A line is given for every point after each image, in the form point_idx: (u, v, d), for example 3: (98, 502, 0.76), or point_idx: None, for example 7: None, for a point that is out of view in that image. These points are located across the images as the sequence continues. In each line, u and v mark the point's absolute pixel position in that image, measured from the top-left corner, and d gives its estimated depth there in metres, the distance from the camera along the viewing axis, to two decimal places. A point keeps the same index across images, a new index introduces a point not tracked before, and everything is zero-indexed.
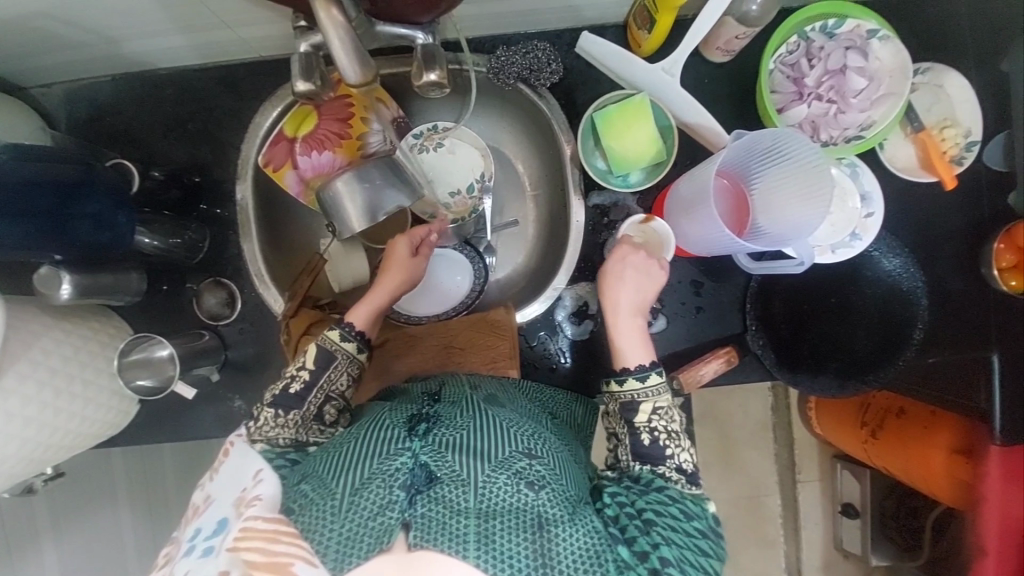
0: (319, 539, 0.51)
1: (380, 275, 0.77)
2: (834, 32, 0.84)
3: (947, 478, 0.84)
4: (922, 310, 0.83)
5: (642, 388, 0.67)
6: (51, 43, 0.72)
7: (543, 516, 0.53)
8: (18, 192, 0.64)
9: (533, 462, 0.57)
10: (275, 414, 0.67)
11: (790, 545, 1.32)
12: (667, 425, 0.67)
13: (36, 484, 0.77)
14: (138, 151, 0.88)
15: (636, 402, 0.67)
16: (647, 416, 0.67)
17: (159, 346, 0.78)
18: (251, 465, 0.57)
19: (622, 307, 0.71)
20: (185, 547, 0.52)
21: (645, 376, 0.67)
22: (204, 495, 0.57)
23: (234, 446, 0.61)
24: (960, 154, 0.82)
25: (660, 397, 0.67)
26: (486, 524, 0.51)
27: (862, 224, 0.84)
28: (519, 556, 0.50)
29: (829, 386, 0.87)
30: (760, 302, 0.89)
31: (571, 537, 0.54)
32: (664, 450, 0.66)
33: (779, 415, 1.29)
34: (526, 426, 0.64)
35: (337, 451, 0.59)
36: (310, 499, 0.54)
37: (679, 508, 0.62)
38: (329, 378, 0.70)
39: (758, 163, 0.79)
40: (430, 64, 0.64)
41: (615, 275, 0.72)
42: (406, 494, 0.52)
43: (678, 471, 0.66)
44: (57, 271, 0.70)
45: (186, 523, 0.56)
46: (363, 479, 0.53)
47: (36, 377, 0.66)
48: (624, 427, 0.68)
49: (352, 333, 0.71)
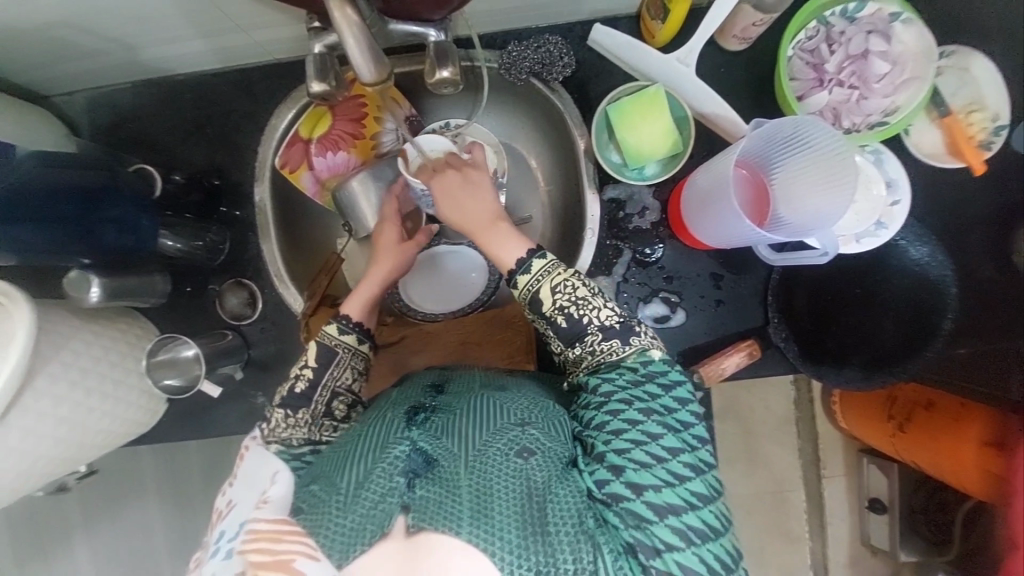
0: (325, 533, 0.51)
1: (372, 266, 0.78)
2: (854, 16, 0.81)
3: (977, 470, 0.83)
4: (951, 298, 0.80)
5: (531, 278, 0.69)
6: (73, 51, 0.73)
7: (530, 484, 0.55)
8: (47, 199, 0.65)
9: (526, 430, 0.59)
10: (285, 415, 0.68)
11: (817, 541, 1.29)
12: (572, 295, 0.68)
13: (68, 481, 0.80)
14: (158, 155, 0.90)
15: (535, 294, 0.69)
16: (550, 297, 0.68)
17: (184, 346, 0.81)
18: (269, 470, 0.59)
19: (470, 214, 0.74)
20: (210, 551, 0.54)
21: (528, 267, 0.70)
22: (224, 501, 0.58)
23: (250, 451, 0.64)
24: (988, 139, 0.80)
25: (553, 275, 0.69)
26: (481, 500, 0.52)
27: (887, 211, 0.82)
28: (512, 530, 0.51)
29: (854, 378, 0.85)
30: (783, 293, 0.88)
31: (556, 498, 0.56)
32: (581, 320, 0.68)
33: (803, 410, 1.27)
34: (521, 400, 0.64)
35: (343, 447, 0.60)
36: (317, 497, 0.55)
37: (618, 405, 0.63)
38: (333, 375, 0.71)
39: (779, 151, 0.78)
40: (443, 62, 0.65)
41: (447, 197, 0.75)
42: (406, 479, 0.54)
43: (601, 330, 0.68)
44: (86, 274, 0.72)
45: (211, 529, 0.57)
46: (365, 470, 0.55)
47: (66, 377, 0.68)
48: (541, 322, 0.70)
49: (351, 325, 0.73)
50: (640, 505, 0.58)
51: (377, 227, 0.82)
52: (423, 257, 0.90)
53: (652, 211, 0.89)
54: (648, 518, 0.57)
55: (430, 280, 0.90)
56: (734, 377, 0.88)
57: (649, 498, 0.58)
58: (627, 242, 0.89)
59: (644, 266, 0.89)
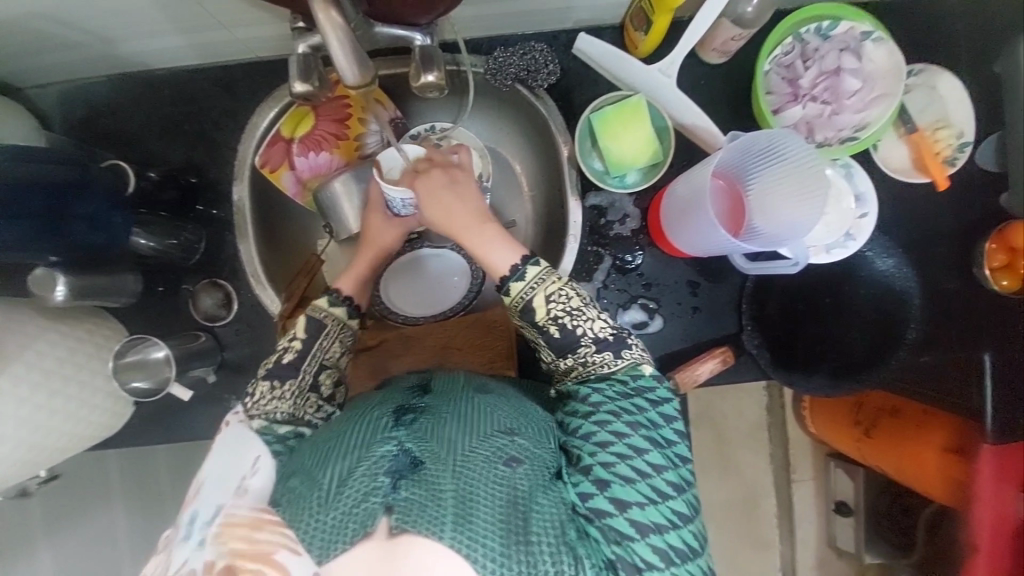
0: (304, 529, 0.51)
1: (360, 252, 0.80)
2: (828, 33, 0.84)
3: (940, 475, 0.86)
4: (914, 308, 0.84)
5: (525, 286, 0.69)
6: (48, 43, 0.71)
7: (515, 492, 0.56)
8: (14, 195, 0.63)
9: (513, 440, 0.59)
10: (271, 386, 0.69)
11: (784, 543, 1.33)
12: (566, 305, 0.69)
13: (30, 486, 0.78)
14: (133, 151, 0.87)
15: (528, 301, 0.69)
16: (544, 307, 0.69)
17: (154, 347, 0.78)
18: (250, 451, 0.61)
19: (456, 221, 0.74)
20: (180, 532, 0.53)
21: (523, 274, 0.70)
22: (199, 475, 0.58)
23: (229, 427, 0.64)
24: (953, 155, 0.83)
25: (547, 283, 0.69)
26: (465, 505, 0.52)
27: (856, 223, 0.85)
28: (494, 537, 0.51)
29: (823, 384, 0.87)
30: (757, 301, 0.89)
31: (539, 508, 0.56)
32: (575, 331, 0.69)
33: (774, 416, 1.30)
34: (509, 408, 0.64)
35: (324, 443, 0.60)
36: (297, 493, 0.55)
37: (606, 416, 0.65)
38: (321, 347, 0.72)
39: (754, 164, 0.80)
40: (428, 66, 0.64)
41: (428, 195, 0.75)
42: (390, 480, 0.53)
43: (595, 341, 0.69)
44: (52, 272, 0.67)
45: (180, 509, 0.56)
46: (349, 468, 0.54)
47: (30, 378, 0.66)
48: (533, 330, 0.70)
49: (340, 298, 0.75)
50: (622, 522, 0.59)
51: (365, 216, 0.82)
52: (406, 260, 0.90)
53: (632, 218, 0.90)
54: (629, 535, 0.59)
55: (412, 285, 0.90)
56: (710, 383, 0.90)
57: (632, 515, 0.60)
58: (607, 248, 0.90)
59: (624, 272, 0.90)
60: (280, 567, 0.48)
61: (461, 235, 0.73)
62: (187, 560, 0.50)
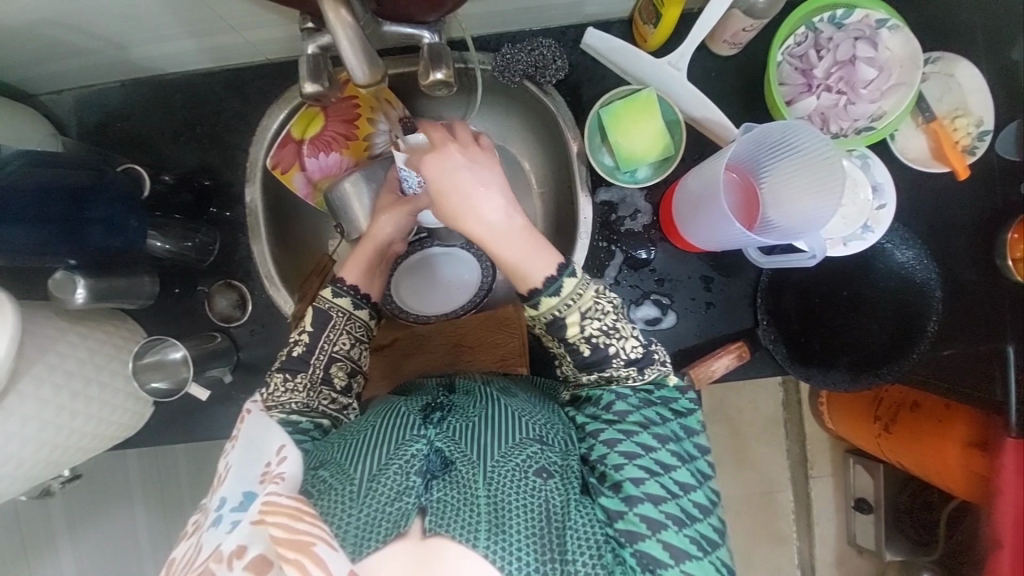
0: (338, 523, 0.54)
1: (358, 243, 0.79)
2: (842, 22, 0.82)
3: (963, 471, 0.85)
4: (936, 300, 0.82)
5: (560, 302, 0.65)
6: (62, 48, 0.72)
7: (548, 506, 0.58)
8: (33, 198, 0.64)
9: (544, 449, 0.61)
10: (284, 378, 0.70)
11: (803, 542, 1.31)
12: (602, 325, 0.67)
13: (52, 486, 0.78)
14: (148, 155, 0.89)
15: (560, 317, 0.66)
16: (578, 327, 0.66)
17: (172, 348, 0.80)
18: (273, 436, 0.53)
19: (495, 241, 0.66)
20: (210, 517, 0.48)
21: (557, 290, 0.65)
22: (225, 464, 0.52)
23: (249, 416, 0.57)
24: (971, 144, 0.81)
25: (580, 300, 0.66)
26: (497, 516, 0.55)
27: (874, 215, 0.83)
28: (527, 551, 0.54)
29: (840, 380, 0.85)
30: (772, 297, 0.88)
31: (573, 525, 0.59)
32: (607, 350, 0.67)
33: (790, 411, 1.29)
34: (539, 415, 0.66)
35: (351, 435, 0.62)
36: (328, 485, 0.57)
37: (633, 426, 0.65)
38: (330, 338, 0.73)
39: (767, 155, 0.78)
40: (436, 64, 0.63)
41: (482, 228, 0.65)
42: (422, 479, 0.56)
43: (627, 363, 0.68)
44: (71, 274, 0.71)
45: (211, 491, 0.52)
46: (379, 465, 0.57)
47: (51, 380, 0.67)
48: (560, 344, 0.68)
49: (345, 289, 0.75)
50: (656, 546, 0.59)
51: (377, 214, 0.81)
52: (415, 259, 0.91)
53: (643, 213, 0.89)
54: (663, 561, 0.59)
55: (426, 287, 0.91)
56: (724, 380, 0.88)
57: (665, 538, 0.60)
58: (619, 243, 0.89)
59: (636, 268, 0.89)
60: (317, 559, 0.40)
61: (495, 251, 0.66)
62: (219, 544, 0.45)
